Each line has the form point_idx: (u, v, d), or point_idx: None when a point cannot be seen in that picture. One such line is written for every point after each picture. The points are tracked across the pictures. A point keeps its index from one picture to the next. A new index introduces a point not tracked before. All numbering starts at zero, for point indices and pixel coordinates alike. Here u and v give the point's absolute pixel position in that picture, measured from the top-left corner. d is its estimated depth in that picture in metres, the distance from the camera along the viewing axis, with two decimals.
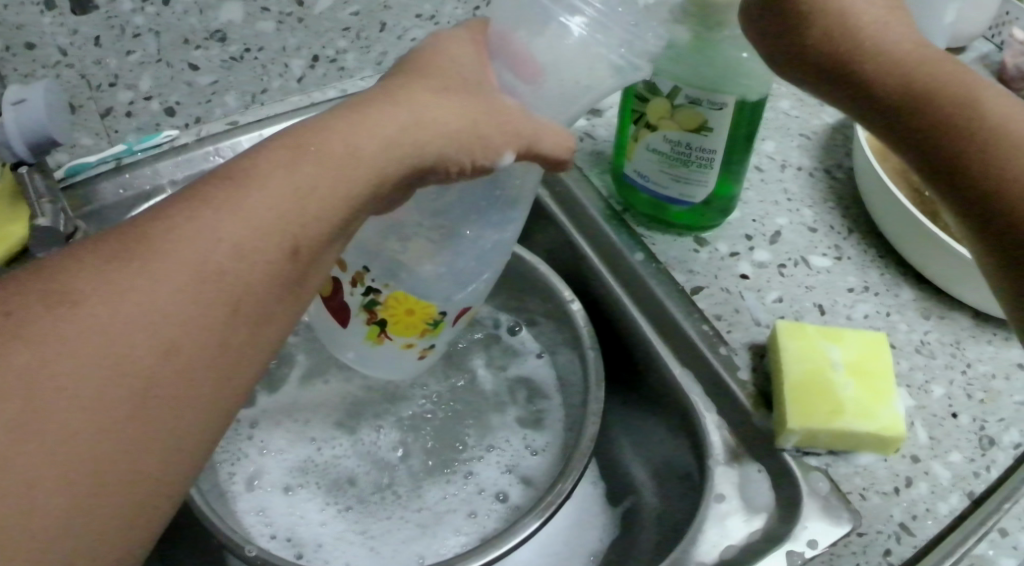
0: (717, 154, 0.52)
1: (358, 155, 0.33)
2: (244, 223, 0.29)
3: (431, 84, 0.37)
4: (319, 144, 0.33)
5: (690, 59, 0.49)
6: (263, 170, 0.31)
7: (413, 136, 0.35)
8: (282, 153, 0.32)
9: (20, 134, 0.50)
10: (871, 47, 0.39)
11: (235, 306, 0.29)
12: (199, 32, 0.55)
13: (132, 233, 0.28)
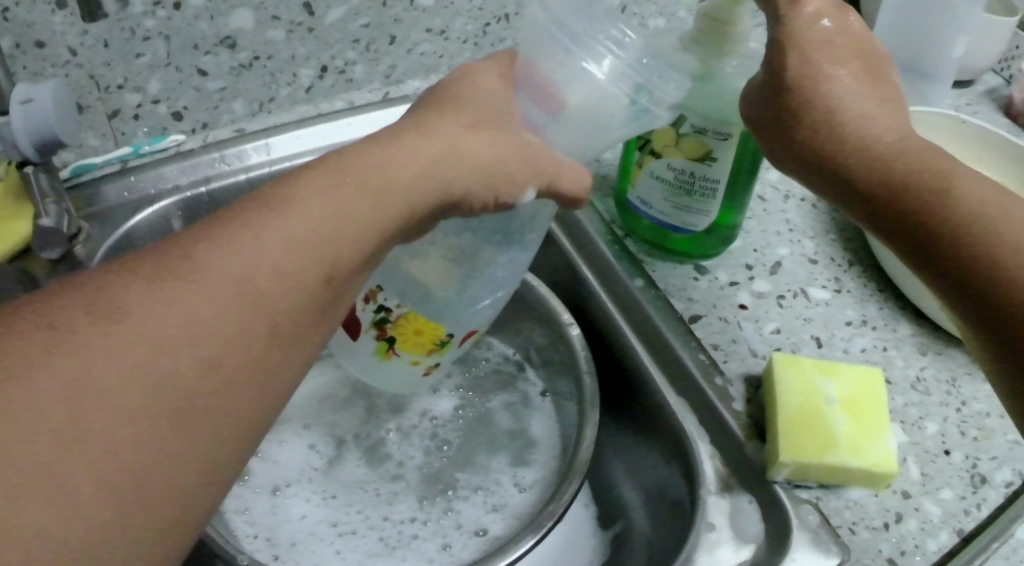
0: (720, 184, 0.52)
1: (392, 186, 0.36)
2: (283, 244, 0.31)
3: (460, 120, 0.40)
4: (357, 172, 0.35)
5: (699, 88, 0.49)
6: (303, 196, 0.33)
7: (441, 171, 0.37)
8: (322, 180, 0.34)
9: (26, 131, 0.50)
10: (856, 141, 0.42)
11: (273, 326, 0.31)
12: (209, 38, 0.56)
13: (178, 252, 0.30)
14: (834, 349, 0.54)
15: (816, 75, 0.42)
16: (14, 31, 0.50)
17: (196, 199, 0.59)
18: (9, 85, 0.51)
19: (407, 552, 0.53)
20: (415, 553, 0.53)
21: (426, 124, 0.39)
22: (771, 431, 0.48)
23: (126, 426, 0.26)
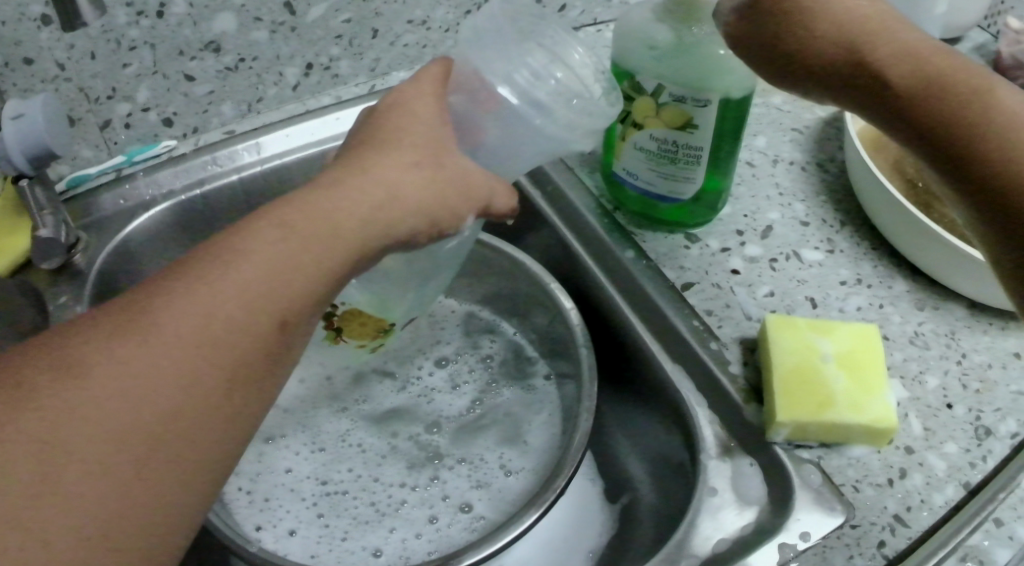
0: (704, 151, 0.53)
1: (342, 227, 0.36)
2: (237, 292, 0.32)
3: (404, 156, 0.41)
4: (307, 215, 0.36)
5: (669, 58, 0.51)
6: (256, 243, 0.34)
7: (389, 209, 0.39)
8: (274, 224, 0.35)
9: (20, 147, 0.51)
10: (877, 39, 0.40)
11: (234, 370, 0.32)
12: (194, 43, 0.57)
13: (135, 305, 0.32)
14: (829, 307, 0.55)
15: None
16: (3, 50, 0.52)
17: (194, 202, 0.60)
18: (1, 103, 0.52)
19: (395, 520, 0.55)
20: (407, 521, 0.55)
21: (371, 150, 0.41)
22: (767, 393, 0.49)
23: (90, 463, 0.28)
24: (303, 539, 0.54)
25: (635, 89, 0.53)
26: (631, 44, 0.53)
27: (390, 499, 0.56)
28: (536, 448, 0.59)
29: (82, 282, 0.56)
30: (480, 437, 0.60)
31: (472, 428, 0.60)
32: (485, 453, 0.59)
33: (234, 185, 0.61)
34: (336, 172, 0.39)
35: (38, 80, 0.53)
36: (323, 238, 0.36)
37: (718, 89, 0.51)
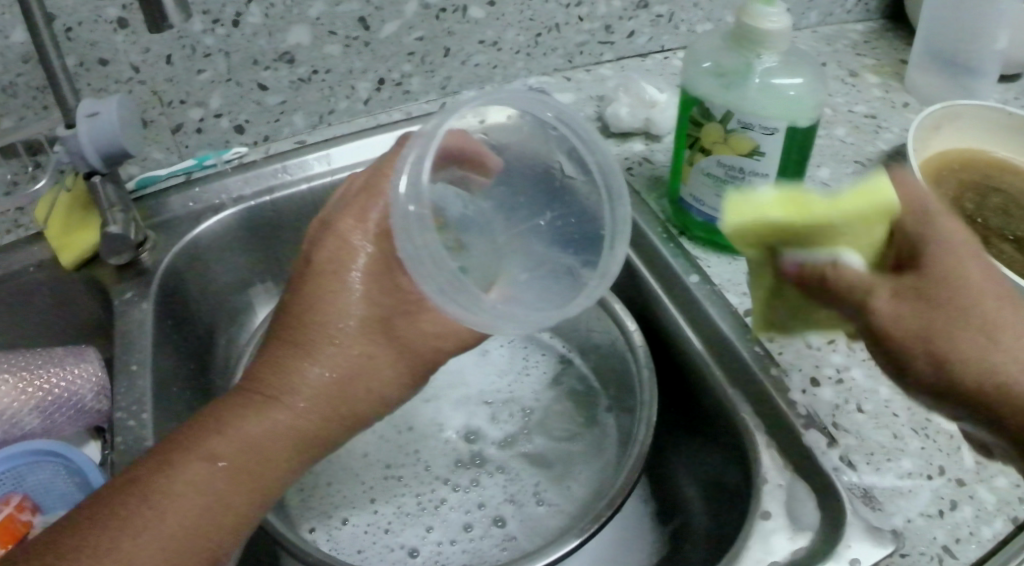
0: (770, 178, 0.53)
1: (298, 408, 0.42)
2: (203, 481, 0.39)
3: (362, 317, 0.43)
4: (268, 400, 0.42)
5: (737, 85, 0.53)
6: (224, 429, 0.41)
7: (344, 385, 0.43)
8: (240, 408, 0.42)
9: (93, 145, 0.53)
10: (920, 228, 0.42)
11: (203, 544, 0.39)
12: (268, 54, 0.58)
13: (131, 485, 0.39)
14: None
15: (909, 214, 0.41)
16: (79, 51, 0.53)
17: (262, 208, 0.60)
18: (77, 102, 0.54)
19: (433, 517, 0.56)
20: (443, 524, 0.55)
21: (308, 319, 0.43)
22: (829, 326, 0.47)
23: None
24: (347, 543, 0.54)
25: (703, 115, 0.54)
26: (699, 73, 0.55)
27: (433, 495, 0.57)
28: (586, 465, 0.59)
29: (148, 279, 0.57)
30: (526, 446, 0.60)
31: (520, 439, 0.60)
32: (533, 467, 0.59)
33: (302, 195, 0.60)
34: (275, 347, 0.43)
35: (113, 81, 0.55)
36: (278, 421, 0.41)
37: (785, 116, 0.51)
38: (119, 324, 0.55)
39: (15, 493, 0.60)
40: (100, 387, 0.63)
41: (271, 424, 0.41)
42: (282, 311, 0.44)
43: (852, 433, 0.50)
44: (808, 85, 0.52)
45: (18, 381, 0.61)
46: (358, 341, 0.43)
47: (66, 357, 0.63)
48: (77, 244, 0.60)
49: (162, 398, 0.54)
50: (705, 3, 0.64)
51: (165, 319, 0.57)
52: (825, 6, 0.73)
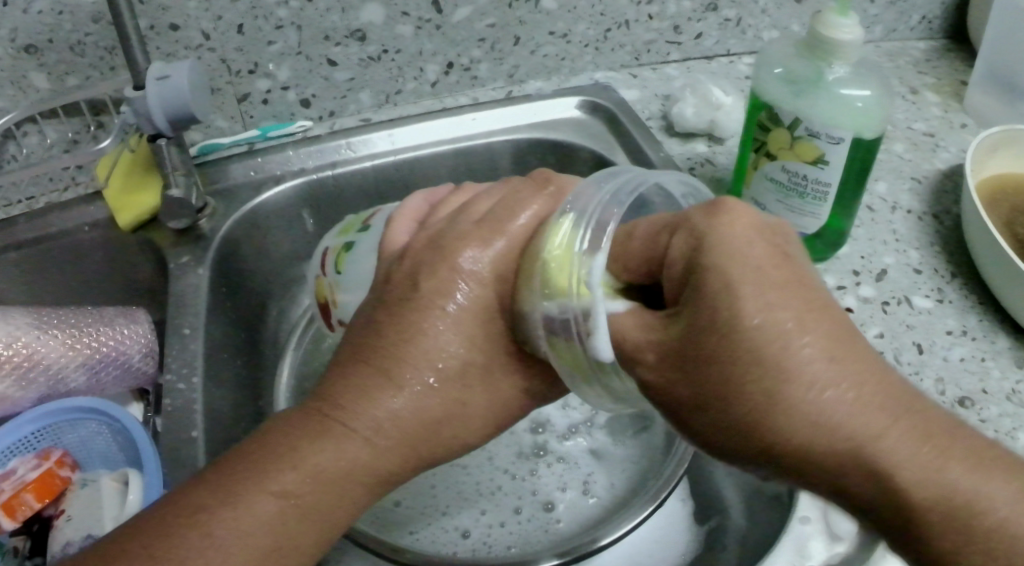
0: (832, 187, 0.54)
1: (375, 444, 0.36)
2: (260, 526, 0.33)
3: (458, 345, 0.37)
4: (344, 429, 0.35)
5: (806, 93, 0.53)
6: (290, 457, 0.35)
7: (429, 425, 0.37)
8: (309, 435, 0.35)
9: (161, 108, 0.53)
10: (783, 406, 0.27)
11: None
12: (340, 30, 0.58)
13: (179, 518, 0.33)
14: (974, 409, 0.50)
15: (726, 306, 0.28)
16: (151, 14, 0.54)
17: (323, 182, 0.60)
18: (147, 64, 0.54)
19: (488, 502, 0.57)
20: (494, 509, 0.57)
21: (388, 347, 0.36)
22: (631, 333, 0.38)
23: None
24: (391, 518, 0.56)
25: (771, 120, 0.54)
26: (769, 78, 0.55)
27: (490, 482, 0.59)
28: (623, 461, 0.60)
29: (205, 246, 0.57)
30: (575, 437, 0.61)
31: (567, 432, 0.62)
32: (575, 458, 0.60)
33: (365, 172, 0.60)
34: (349, 372, 0.37)
35: (182, 46, 0.56)
36: (342, 462, 0.35)
37: (852, 125, 0.51)
38: (174, 287, 0.55)
39: (56, 447, 0.61)
40: (147, 349, 0.64)
41: (336, 465, 0.35)
42: (366, 329, 0.38)
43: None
44: (877, 97, 0.52)
45: (68, 338, 0.62)
46: (446, 379, 0.37)
47: (116, 316, 0.64)
48: (138, 204, 0.61)
49: (214, 363, 0.54)
50: (773, 11, 0.64)
51: (220, 284, 0.58)
52: (890, 22, 0.73)
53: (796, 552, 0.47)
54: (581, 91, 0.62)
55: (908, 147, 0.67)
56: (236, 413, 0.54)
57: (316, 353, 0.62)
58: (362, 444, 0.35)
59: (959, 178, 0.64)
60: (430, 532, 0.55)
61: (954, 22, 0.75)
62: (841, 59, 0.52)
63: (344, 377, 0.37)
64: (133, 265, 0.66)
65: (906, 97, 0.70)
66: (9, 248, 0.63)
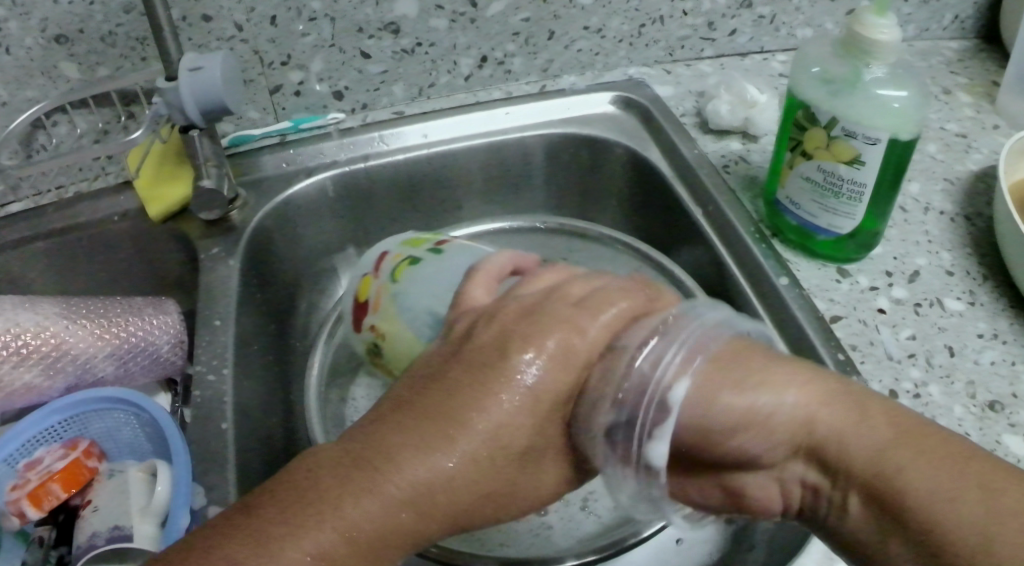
0: (867, 188, 0.53)
1: (421, 508, 0.32)
2: None
3: (523, 412, 0.34)
4: (399, 484, 0.32)
5: (843, 93, 0.53)
6: (336, 506, 0.31)
7: (470, 492, 0.33)
8: (359, 479, 0.31)
9: (194, 98, 0.53)
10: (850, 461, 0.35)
11: None
12: (374, 22, 0.58)
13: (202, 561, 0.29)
14: (1004, 413, 0.50)
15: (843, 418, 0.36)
16: (184, 4, 0.54)
17: (356, 174, 0.60)
18: (179, 54, 0.54)
19: None
20: None
21: (444, 405, 0.33)
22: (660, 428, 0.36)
23: None
24: None
25: (808, 119, 0.54)
26: (808, 78, 0.55)
27: None
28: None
29: (235, 238, 0.57)
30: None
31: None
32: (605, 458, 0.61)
33: (398, 165, 0.60)
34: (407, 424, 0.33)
35: (215, 37, 0.56)
36: (383, 523, 0.31)
37: (889, 127, 0.51)
38: (205, 279, 0.55)
39: (83, 437, 0.62)
40: (176, 340, 0.64)
41: (387, 518, 0.31)
42: (435, 380, 0.34)
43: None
44: (914, 97, 0.52)
45: (96, 328, 0.62)
46: (499, 453, 0.33)
47: (145, 307, 0.64)
48: (169, 195, 0.60)
49: (243, 354, 0.54)
50: (807, 8, 0.64)
51: (250, 276, 0.58)
52: (922, 22, 0.73)
53: (825, 553, 0.46)
54: (614, 86, 0.62)
55: (940, 148, 0.66)
56: (266, 405, 0.54)
57: (346, 348, 0.62)
58: (404, 508, 0.32)
59: (992, 180, 0.64)
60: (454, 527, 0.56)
61: (987, 22, 0.75)
62: (878, 59, 0.52)
63: (397, 428, 0.33)
64: (162, 257, 0.66)
65: (938, 97, 0.70)
66: (39, 237, 0.63)
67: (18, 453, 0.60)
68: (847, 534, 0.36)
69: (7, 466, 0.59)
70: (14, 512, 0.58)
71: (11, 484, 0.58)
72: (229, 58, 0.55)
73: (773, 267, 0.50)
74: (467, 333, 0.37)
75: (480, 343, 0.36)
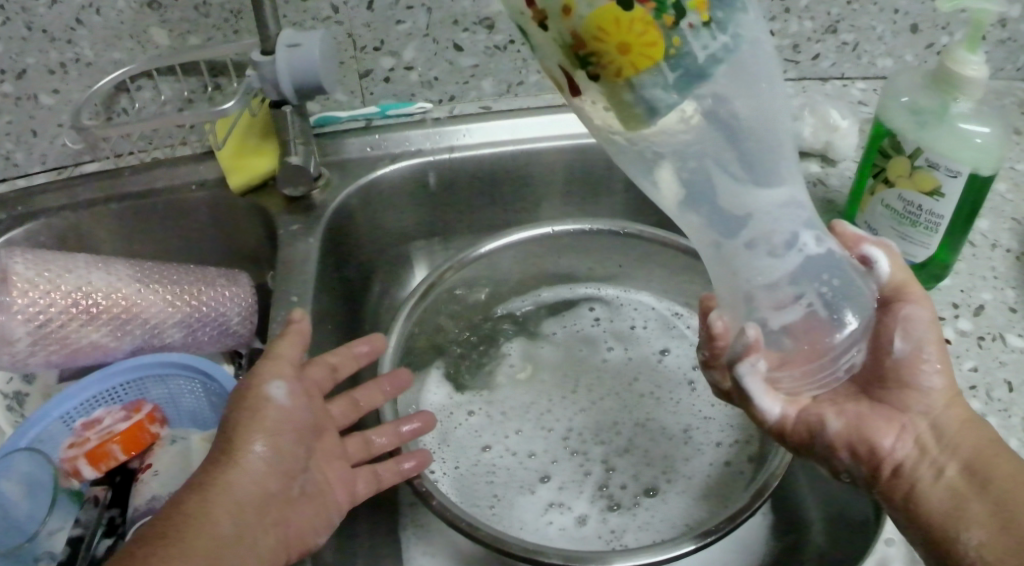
0: (945, 218, 0.53)
1: (309, 483, 0.45)
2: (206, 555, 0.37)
3: (299, 427, 0.45)
4: (227, 480, 0.40)
5: (933, 125, 0.52)
6: (198, 509, 0.38)
7: (314, 475, 0.46)
8: (193, 494, 0.39)
9: (289, 75, 0.53)
10: (914, 379, 0.45)
11: None
12: (470, 16, 0.59)
13: (164, 526, 0.38)
14: None
15: (910, 370, 0.45)
16: None
17: (438, 163, 0.63)
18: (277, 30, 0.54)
19: (536, 476, 0.58)
20: (529, 475, 0.58)
21: (248, 424, 0.43)
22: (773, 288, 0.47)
23: None
24: (466, 470, 0.58)
25: (893, 147, 0.54)
26: (896, 103, 0.54)
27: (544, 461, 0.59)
28: (700, 463, 0.58)
29: (317, 216, 0.59)
30: (645, 499, 0.56)
31: (649, 491, 0.57)
32: (684, 334, 0.66)
33: (482, 158, 0.63)
34: (269, 441, 0.43)
35: (310, 16, 0.57)
36: (215, 513, 0.39)
37: (970, 160, 0.50)
38: (285, 254, 0.57)
39: (145, 400, 0.61)
40: (246, 311, 0.65)
41: (225, 531, 0.38)
42: (241, 407, 0.44)
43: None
44: (998, 133, 0.51)
45: (168, 294, 0.63)
46: (327, 448, 0.48)
47: (219, 278, 0.65)
48: (254, 167, 0.62)
49: (316, 331, 0.55)
50: (890, 38, 0.65)
51: (328, 256, 0.59)
52: (998, 60, 0.74)
53: None
54: None
55: (1010, 187, 0.67)
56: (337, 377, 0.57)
57: (414, 332, 0.63)
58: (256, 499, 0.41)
59: None
60: (477, 495, 0.57)
61: None
62: (968, 94, 0.50)
63: (228, 446, 0.42)
64: (236, 228, 0.67)
65: (1012, 139, 0.71)
66: (114, 199, 0.64)
67: (75, 411, 0.60)
68: (921, 508, 0.42)
69: (65, 424, 0.60)
70: (70, 470, 0.57)
71: (68, 441, 0.59)
72: (323, 38, 0.54)
73: None
74: (292, 366, 0.46)
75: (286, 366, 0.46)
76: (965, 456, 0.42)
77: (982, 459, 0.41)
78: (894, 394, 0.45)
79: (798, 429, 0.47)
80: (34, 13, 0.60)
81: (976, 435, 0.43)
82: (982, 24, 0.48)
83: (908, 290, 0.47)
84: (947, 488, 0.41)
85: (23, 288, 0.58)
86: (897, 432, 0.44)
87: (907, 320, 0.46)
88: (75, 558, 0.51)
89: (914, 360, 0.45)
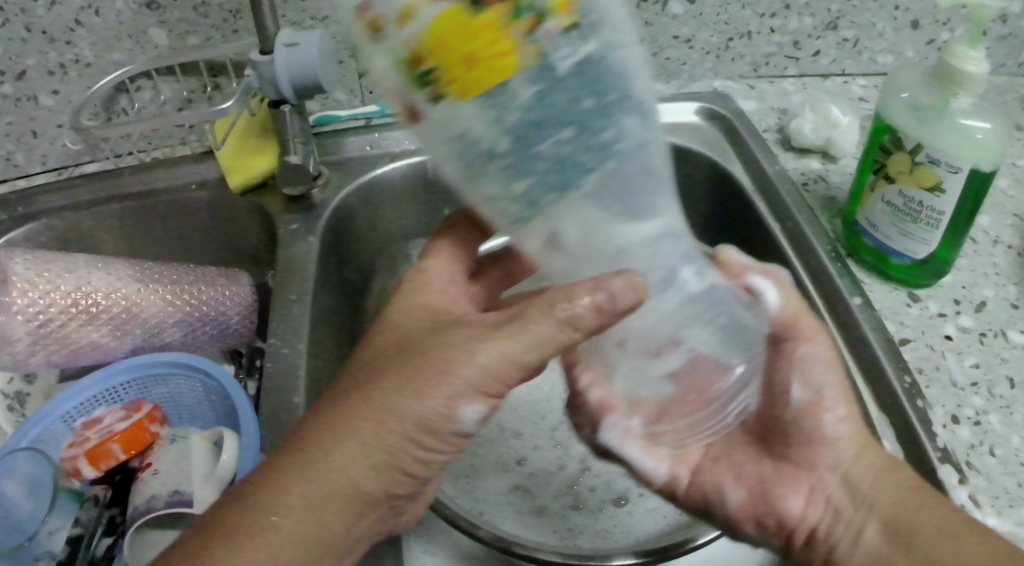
0: (947, 214, 0.52)
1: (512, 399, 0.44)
2: (344, 442, 0.38)
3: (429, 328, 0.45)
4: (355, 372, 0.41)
5: (933, 122, 0.51)
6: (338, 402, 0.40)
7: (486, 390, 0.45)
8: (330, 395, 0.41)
9: (288, 74, 0.53)
10: (817, 432, 0.45)
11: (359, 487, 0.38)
12: None
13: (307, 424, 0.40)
14: None
15: (807, 422, 0.45)
16: None
17: None
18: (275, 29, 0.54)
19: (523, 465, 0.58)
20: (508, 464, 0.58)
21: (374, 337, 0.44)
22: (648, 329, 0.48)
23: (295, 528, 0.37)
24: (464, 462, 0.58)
25: (894, 143, 0.53)
26: (897, 101, 0.54)
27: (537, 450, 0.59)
28: None
29: (317, 214, 0.59)
30: (612, 507, 0.56)
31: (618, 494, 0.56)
32: None
33: None
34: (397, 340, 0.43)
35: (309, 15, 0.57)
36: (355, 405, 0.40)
37: (971, 156, 0.50)
38: (285, 252, 0.56)
39: (146, 400, 0.61)
40: (246, 310, 0.66)
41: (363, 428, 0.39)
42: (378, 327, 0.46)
43: (982, 474, 0.46)
44: (1000, 129, 0.50)
45: (168, 294, 0.63)
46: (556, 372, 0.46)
47: (218, 277, 0.66)
48: (253, 166, 0.62)
49: (316, 330, 0.55)
50: (890, 35, 0.65)
51: (328, 254, 0.59)
52: (999, 57, 0.74)
53: None
54: (700, 97, 0.66)
55: (1012, 183, 0.67)
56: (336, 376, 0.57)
57: None
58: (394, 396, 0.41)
59: None
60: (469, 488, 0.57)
61: None
62: (969, 92, 0.50)
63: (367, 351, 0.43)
64: (236, 228, 0.67)
65: (1012, 135, 0.71)
66: (114, 200, 0.64)
67: (77, 411, 0.60)
68: None
69: (66, 424, 0.60)
70: (71, 470, 0.57)
71: (69, 441, 0.59)
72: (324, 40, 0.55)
73: (848, 285, 0.54)
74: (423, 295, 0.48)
75: (415, 336, 0.43)
76: (881, 510, 0.42)
77: (898, 516, 0.41)
78: (801, 448, 0.45)
79: (693, 495, 0.47)
80: (34, 14, 0.60)
81: (896, 479, 0.42)
82: (982, 20, 0.48)
83: (797, 325, 0.47)
84: (869, 556, 0.41)
85: (22, 289, 0.58)
86: (806, 494, 0.45)
87: (804, 365, 0.46)
88: (74, 558, 0.52)
89: (815, 409, 0.44)
